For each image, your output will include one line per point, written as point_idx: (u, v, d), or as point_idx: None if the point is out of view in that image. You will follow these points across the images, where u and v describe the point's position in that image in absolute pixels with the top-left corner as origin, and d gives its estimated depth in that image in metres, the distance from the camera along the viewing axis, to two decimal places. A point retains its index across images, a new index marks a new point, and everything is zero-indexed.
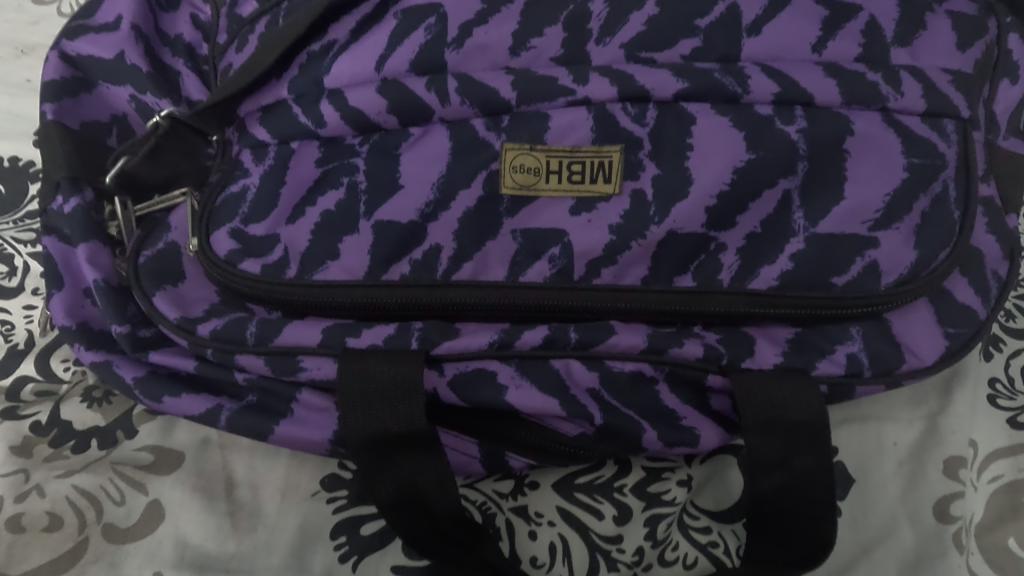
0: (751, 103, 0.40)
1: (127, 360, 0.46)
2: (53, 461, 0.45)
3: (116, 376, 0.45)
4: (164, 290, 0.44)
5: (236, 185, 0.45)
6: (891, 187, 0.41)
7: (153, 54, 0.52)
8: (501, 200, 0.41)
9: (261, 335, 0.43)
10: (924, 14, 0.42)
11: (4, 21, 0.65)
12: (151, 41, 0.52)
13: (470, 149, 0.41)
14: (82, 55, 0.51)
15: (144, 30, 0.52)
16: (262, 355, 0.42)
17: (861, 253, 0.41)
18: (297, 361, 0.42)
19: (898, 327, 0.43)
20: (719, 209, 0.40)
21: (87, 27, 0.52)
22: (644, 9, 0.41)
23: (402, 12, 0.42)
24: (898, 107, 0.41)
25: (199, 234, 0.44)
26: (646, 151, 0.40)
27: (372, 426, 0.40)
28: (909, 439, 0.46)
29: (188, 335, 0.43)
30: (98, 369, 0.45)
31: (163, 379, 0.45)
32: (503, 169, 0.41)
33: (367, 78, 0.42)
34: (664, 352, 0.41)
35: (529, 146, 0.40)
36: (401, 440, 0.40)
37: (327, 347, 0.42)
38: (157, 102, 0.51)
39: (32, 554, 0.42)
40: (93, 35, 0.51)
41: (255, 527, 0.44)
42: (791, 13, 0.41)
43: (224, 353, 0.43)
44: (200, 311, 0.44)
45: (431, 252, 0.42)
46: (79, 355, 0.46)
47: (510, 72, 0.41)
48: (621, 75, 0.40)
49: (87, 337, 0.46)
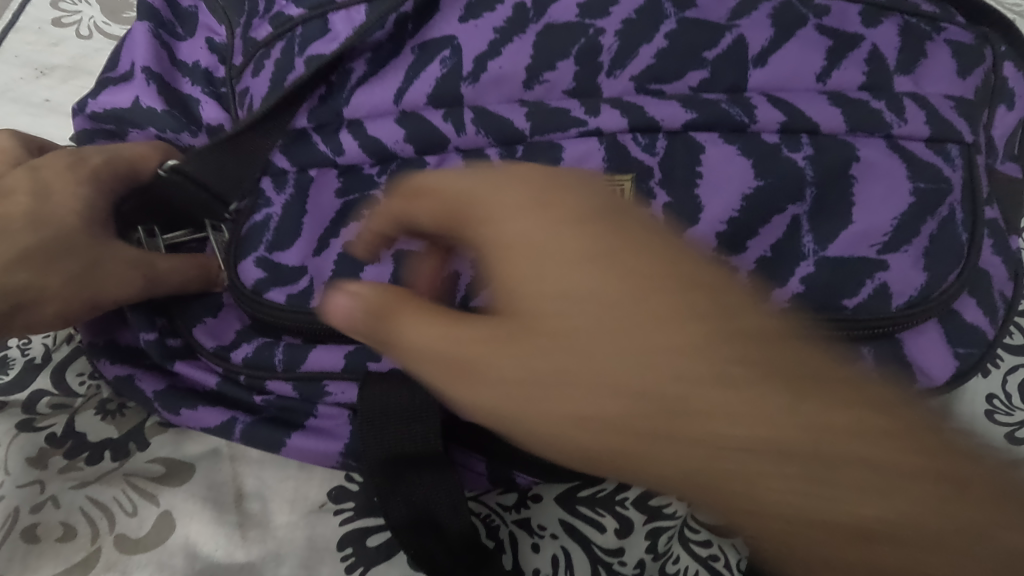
0: (758, 132, 0.41)
1: (150, 375, 0.47)
2: (68, 472, 0.46)
3: (136, 389, 0.47)
4: (202, 322, 0.47)
5: (260, 214, 0.46)
6: (899, 212, 0.42)
7: (169, 90, 0.53)
8: None
9: (288, 360, 0.45)
10: (923, 43, 0.44)
11: (26, 43, 0.67)
12: (168, 78, 0.53)
13: None
14: (107, 109, 0.53)
15: (157, 69, 0.53)
16: (290, 380, 0.45)
17: (871, 276, 0.42)
18: (324, 385, 0.45)
19: (911, 346, 0.44)
20: (729, 235, 0.41)
21: (110, 79, 0.55)
22: (653, 42, 0.42)
23: (419, 46, 0.44)
24: (902, 133, 0.42)
25: (227, 262, 0.46)
26: (656, 179, 0.41)
27: (390, 446, 0.41)
28: None
29: (223, 362, 0.46)
30: (120, 383, 0.47)
31: (182, 392, 0.47)
32: None
33: (385, 110, 0.44)
34: None
35: None
36: (415, 460, 0.41)
37: (350, 371, 0.44)
38: (182, 137, 0.52)
39: (46, 564, 0.43)
40: (113, 88, 0.54)
41: (264, 538, 0.45)
42: (797, 44, 0.42)
43: (255, 378, 0.45)
44: (231, 338, 0.47)
45: (451, 279, 0.42)
46: (104, 369, 0.48)
47: (523, 105, 0.42)
48: (632, 109, 0.42)
49: (113, 353, 0.48)
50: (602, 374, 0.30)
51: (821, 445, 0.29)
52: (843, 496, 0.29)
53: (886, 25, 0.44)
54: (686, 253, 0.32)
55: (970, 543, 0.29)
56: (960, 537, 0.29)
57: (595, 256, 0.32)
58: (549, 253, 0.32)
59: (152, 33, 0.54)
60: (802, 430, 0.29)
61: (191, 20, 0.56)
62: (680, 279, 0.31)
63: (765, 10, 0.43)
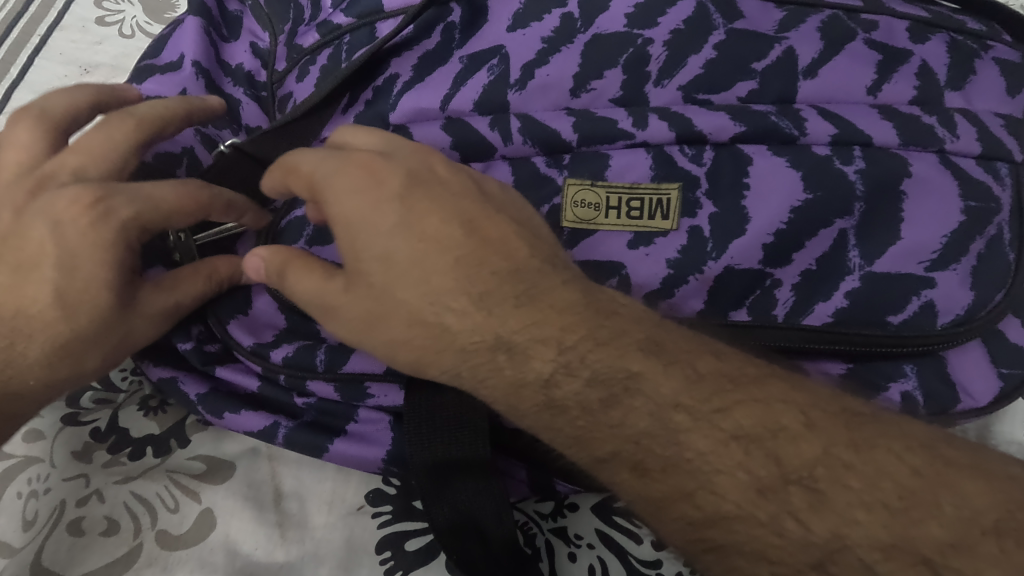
0: (808, 145, 0.41)
1: (192, 377, 0.48)
2: (111, 467, 0.47)
3: (180, 392, 0.47)
4: (237, 318, 0.47)
5: (301, 210, 0.47)
6: (949, 229, 0.41)
7: (215, 87, 0.52)
8: (562, 232, 0.42)
9: (332, 361, 0.46)
10: (973, 60, 0.44)
11: (69, 41, 0.68)
12: (213, 74, 0.53)
13: (533, 184, 0.43)
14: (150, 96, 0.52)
15: (205, 65, 0.53)
16: (332, 383, 0.46)
17: (917, 293, 0.41)
18: (364, 387, 0.46)
19: (953, 364, 0.44)
20: (776, 246, 0.41)
21: (155, 68, 0.54)
22: (702, 52, 0.42)
23: (468, 55, 0.44)
24: (954, 149, 0.42)
25: None
26: (703, 189, 0.41)
27: (438, 452, 0.41)
28: None
29: (262, 362, 0.46)
30: (164, 384, 0.47)
31: (224, 396, 0.47)
32: (565, 204, 0.42)
33: (433, 115, 0.44)
34: None
35: (590, 182, 0.42)
36: (464, 469, 0.41)
37: (391, 375, 0.45)
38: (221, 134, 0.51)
39: (89, 557, 0.43)
40: (159, 76, 0.53)
41: (302, 538, 0.45)
42: (846, 58, 0.42)
43: (295, 378, 0.46)
44: (269, 338, 0.47)
45: None
46: (147, 370, 0.48)
47: (571, 113, 0.42)
48: (679, 120, 0.41)
49: (153, 354, 0.48)
50: (402, 309, 0.37)
51: (586, 361, 0.36)
52: (592, 395, 0.36)
53: (933, 42, 0.44)
54: (495, 212, 0.39)
55: (682, 432, 0.35)
56: (672, 420, 0.35)
57: (421, 216, 0.38)
58: (366, 220, 0.37)
59: (202, 28, 0.54)
60: (558, 357, 0.37)
61: (236, 24, 0.56)
62: (470, 234, 0.38)
63: (813, 23, 0.43)
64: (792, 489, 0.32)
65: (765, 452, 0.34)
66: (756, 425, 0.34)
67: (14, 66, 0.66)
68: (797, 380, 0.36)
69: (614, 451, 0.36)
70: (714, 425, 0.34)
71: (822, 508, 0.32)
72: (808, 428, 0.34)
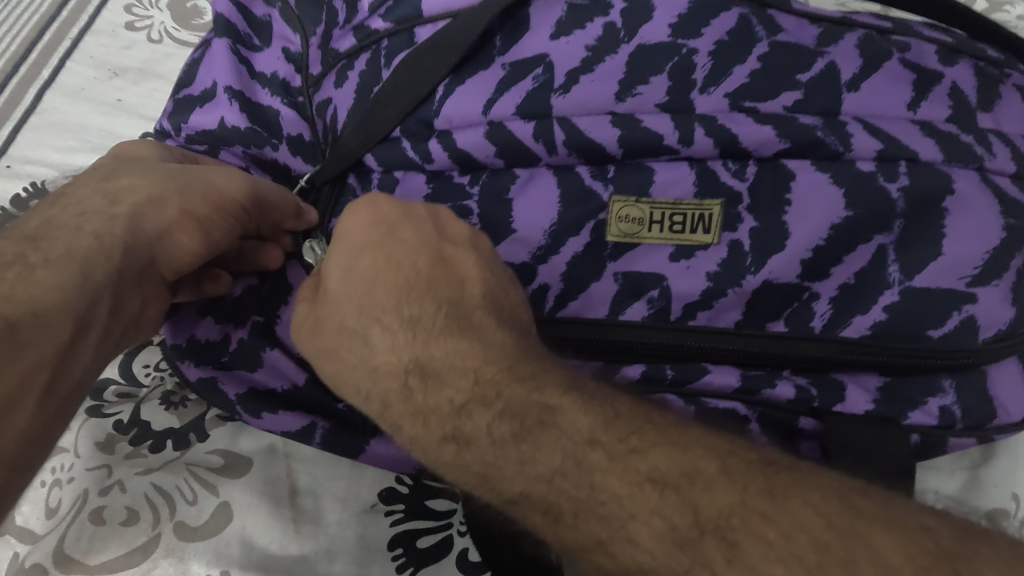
0: (853, 160, 0.41)
1: (230, 376, 0.47)
2: (133, 458, 0.47)
3: (220, 392, 0.47)
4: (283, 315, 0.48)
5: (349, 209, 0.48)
6: (990, 245, 0.41)
7: (251, 106, 0.52)
8: (605, 245, 0.43)
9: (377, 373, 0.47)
10: (998, 85, 0.45)
11: (100, 44, 0.69)
12: (247, 92, 0.52)
13: (578, 198, 0.43)
14: (199, 131, 0.52)
15: (238, 87, 0.52)
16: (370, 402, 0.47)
17: (957, 308, 0.41)
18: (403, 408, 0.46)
19: (995, 380, 0.43)
20: (814, 261, 0.41)
21: (192, 102, 0.53)
22: (747, 64, 0.42)
23: (510, 62, 0.44)
24: (993, 167, 0.42)
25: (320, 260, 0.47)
26: (744, 205, 0.42)
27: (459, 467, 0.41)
28: (951, 488, 0.48)
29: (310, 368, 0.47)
30: (203, 385, 0.47)
31: (263, 396, 0.47)
32: (609, 219, 0.42)
33: (474, 120, 0.44)
34: (756, 394, 0.43)
35: (634, 198, 0.42)
36: None
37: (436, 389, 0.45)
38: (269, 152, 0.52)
39: (109, 546, 0.43)
40: (199, 109, 0.53)
41: (316, 534, 0.45)
42: (883, 76, 0.43)
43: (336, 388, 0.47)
44: None
45: (539, 292, 0.44)
46: (186, 370, 0.47)
47: (613, 117, 0.42)
48: (725, 133, 0.41)
49: (193, 353, 0.47)
50: (331, 329, 0.39)
51: (500, 392, 0.35)
52: (497, 424, 0.34)
53: (961, 65, 0.45)
54: (466, 249, 0.38)
55: (597, 473, 0.32)
56: (590, 458, 0.32)
57: (391, 240, 0.38)
58: (345, 233, 0.39)
59: (230, 52, 0.53)
60: (473, 387, 0.35)
61: (266, 29, 0.55)
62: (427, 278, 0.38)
63: (851, 41, 0.44)
64: (707, 540, 0.29)
65: (685, 498, 0.30)
66: (672, 470, 0.31)
67: (47, 68, 0.67)
68: (686, 432, 0.33)
69: (523, 491, 0.33)
70: (630, 468, 0.32)
71: (737, 558, 0.28)
72: (722, 473, 0.31)
